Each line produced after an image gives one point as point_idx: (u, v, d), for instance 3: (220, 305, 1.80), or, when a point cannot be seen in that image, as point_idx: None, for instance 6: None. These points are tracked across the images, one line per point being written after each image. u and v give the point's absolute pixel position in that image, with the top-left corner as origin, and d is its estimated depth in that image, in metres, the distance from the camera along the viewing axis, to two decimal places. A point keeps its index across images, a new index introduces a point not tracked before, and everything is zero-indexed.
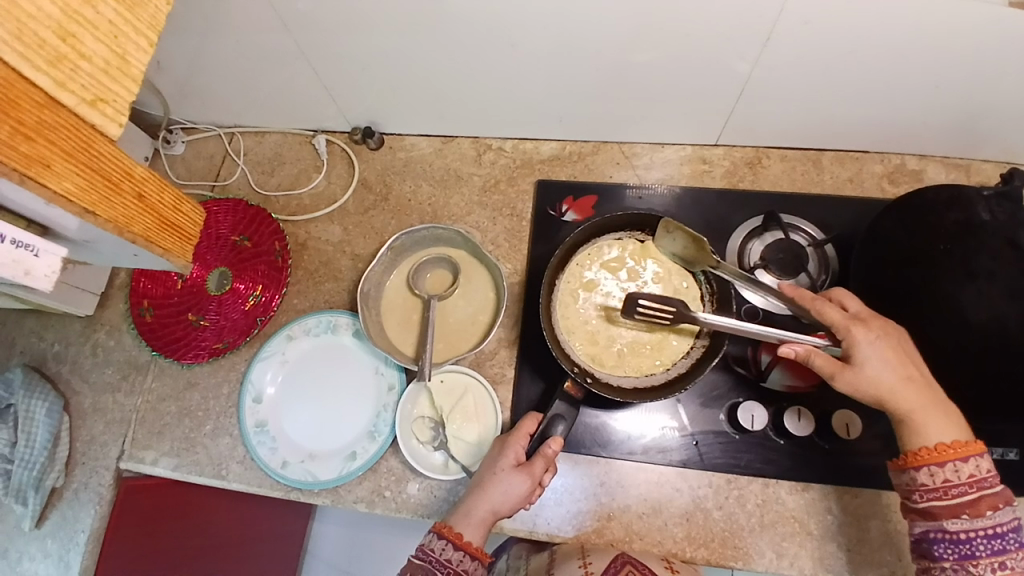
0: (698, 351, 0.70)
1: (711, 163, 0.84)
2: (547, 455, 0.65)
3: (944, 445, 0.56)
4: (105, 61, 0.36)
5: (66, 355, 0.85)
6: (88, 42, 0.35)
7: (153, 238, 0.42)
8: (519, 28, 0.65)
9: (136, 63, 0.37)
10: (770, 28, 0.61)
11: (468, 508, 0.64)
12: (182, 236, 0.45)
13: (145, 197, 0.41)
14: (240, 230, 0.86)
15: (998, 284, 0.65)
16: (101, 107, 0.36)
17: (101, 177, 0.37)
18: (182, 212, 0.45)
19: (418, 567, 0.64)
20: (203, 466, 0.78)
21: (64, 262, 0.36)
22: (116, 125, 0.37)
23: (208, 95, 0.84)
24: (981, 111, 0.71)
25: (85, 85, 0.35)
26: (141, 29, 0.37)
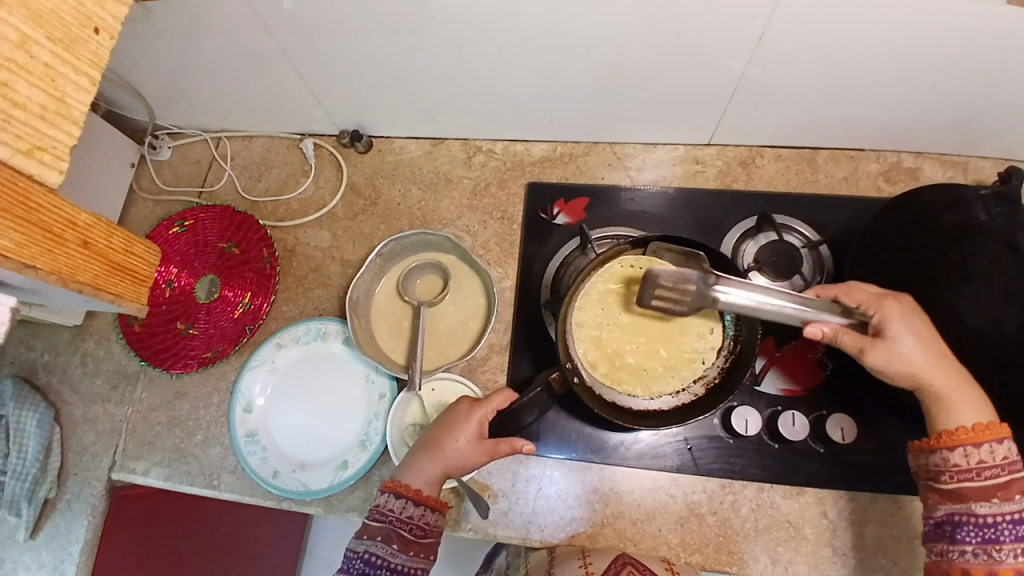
0: (686, 396, 0.68)
1: (705, 163, 0.83)
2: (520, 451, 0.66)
3: (976, 428, 0.55)
4: (41, 107, 0.36)
5: (56, 365, 0.84)
6: (20, 89, 0.35)
7: (102, 285, 0.46)
8: (505, 30, 0.64)
9: (75, 103, 0.38)
10: (763, 27, 0.60)
11: (425, 468, 0.64)
12: (133, 278, 0.50)
13: (91, 243, 0.44)
14: (228, 237, 0.85)
15: (995, 287, 0.65)
16: (38, 155, 0.37)
17: (41, 231, 0.39)
18: (134, 254, 0.49)
19: (376, 527, 0.62)
20: (195, 476, 0.77)
21: (12, 312, 0.41)
22: (54, 172, 0.38)
23: (192, 99, 0.82)
24: (979, 108, 0.69)
25: (18, 133, 0.35)
26: (81, 68, 0.38)
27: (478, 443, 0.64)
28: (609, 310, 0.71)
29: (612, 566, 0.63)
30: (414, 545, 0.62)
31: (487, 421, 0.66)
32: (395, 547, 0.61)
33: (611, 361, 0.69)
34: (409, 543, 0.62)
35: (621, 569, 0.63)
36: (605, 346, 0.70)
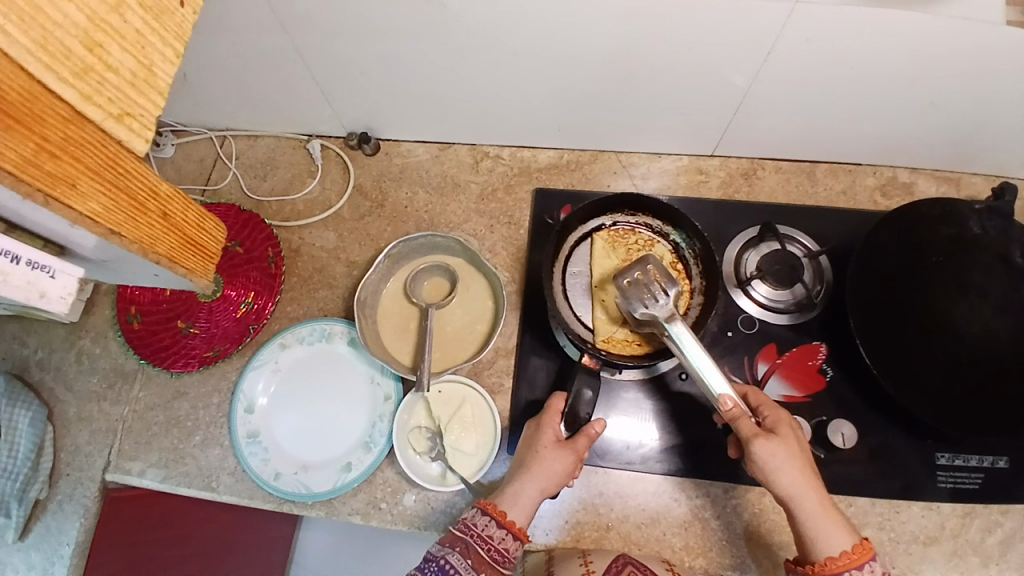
0: (695, 309, 0.71)
1: (708, 173, 0.85)
2: (591, 434, 0.65)
3: (846, 551, 0.56)
4: (132, 73, 0.32)
5: (50, 362, 0.82)
6: (114, 52, 0.31)
7: (175, 258, 0.40)
8: (521, 36, 0.65)
9: (162, 74, 0.34)
10: (773, 42, 0.62)
11: (519, 489, 0.62)
12: (202, 254, 0.44)
13: (168, 215, 0.39)
14: (231, 236, 0.84)
15: (988, 300, 0.68)
16: (127, 122, 0.32)
17: (126, 197, 0.34)
18: (203, 229, 0.43)
19: (457, 539, 0.60)
20: (192, 478, 0.76)
21: (79, 283, 0.34)
22: (142, 140, 0.34)
23: (201, 94, 0.82)
24: (974, 123, 0.72)
25: (111, 98, 0.31)
26: (167, 38, 0.33)
27: (556, 445, 0.65)
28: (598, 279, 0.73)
29: (612, 565, 0.63)
30: (488, 566, 0.59)
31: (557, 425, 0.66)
32: (470, 563, 0.58)
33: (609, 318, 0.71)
34: (483, 563, 0.58)
35: (621, 569, 0.63)
36: (616, 311, 0.72)
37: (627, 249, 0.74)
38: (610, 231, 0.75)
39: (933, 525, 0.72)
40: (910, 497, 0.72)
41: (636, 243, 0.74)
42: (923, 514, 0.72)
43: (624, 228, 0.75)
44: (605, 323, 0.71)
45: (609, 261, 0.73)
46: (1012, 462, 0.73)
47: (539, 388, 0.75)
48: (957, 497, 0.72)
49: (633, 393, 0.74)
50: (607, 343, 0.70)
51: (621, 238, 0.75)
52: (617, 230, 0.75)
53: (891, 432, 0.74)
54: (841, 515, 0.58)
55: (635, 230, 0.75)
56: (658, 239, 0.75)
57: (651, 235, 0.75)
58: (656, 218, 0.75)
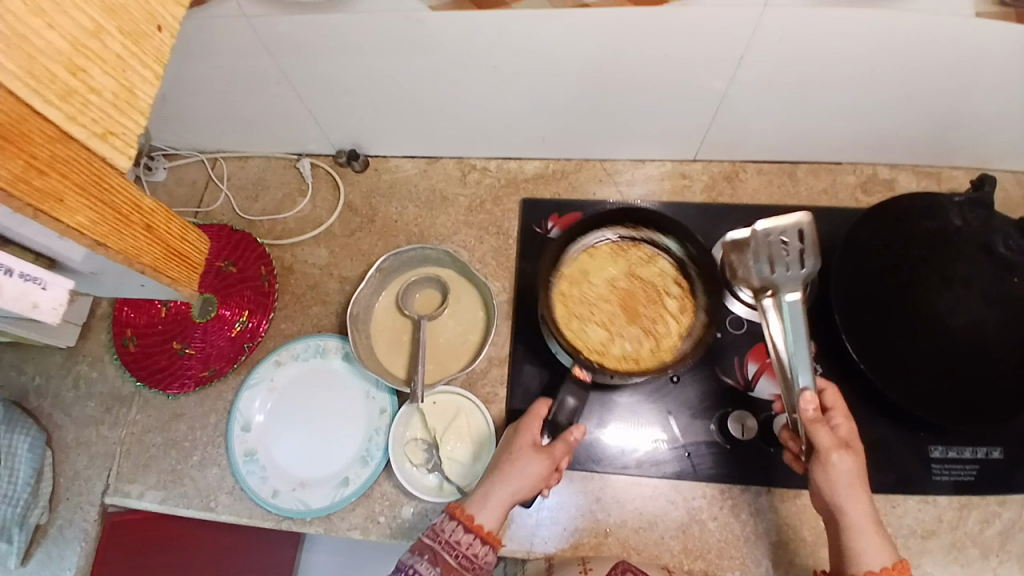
0: (696, 326, 0.70)
1: (691, 177, 0.86)
2: (570, 442, 0.65)
3: (884, 567, 0.56)
4: (114, 95, 0.32)
5: (47, 388, 0.83)
6: (96, 76, 0.31)
7: (160, 269, 0.38)
8: (503, 50, 0.67)
9: (143, 95, 0.34)
10: (746, 45, 0.63)
11: (489, 493, 0.62)
12: (187, 265, 0.41)
13: (154, 228, 0.37)
14: (225, 256, 0.85)
15: (974, 290, 0.70)
16: (110, 140, 0.33)
17: (110, 210, 0.33)
18: (188, 241, 0.40)
19: (427, 547, 0.60)
20: (191, 498, 0.76)
21: (71, 295, 0.34)
22: (125, 157, 0.33)
23: (190, 118, 0.83)
24: (949, 117, 0.74)
25: (95, 117, 0.32)
26: (147, 62, 0.34)
27: (533, 450, 0.64)
28: (596, 290, 0.73)
29: (612, 572, 0.64)
30: (457, 573, 0.59)
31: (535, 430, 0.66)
32: (440, 570, 0.59)
33: (605, 333, 0.71)
34: (452, 569, 0.59)
35: (622, 575, 0.64)
36: (611, 324, 0.71)
37: (628, 263, 0.74)
38: (613, 245, 0.75)
39: (930, 517, 0.72)
40: (906, 490, 0.73)
41: (636, 258, 0.75)
42: (919, 507, 0.73)
43: (626, 242, 0.75)
44: (597, 335, 0.71)
45: (610, 274, 0.74)
46: (1007, 453, 0.74)
47: (533, 395, 0.76)
48: (952, 489, 0.73)
49: (626, 398, 0.75)
50: (601, 354, 0.69)
51: (621, 251, 0.75)
52: (620, 243, 0.75)
53: (884, 427, 0.74)
54: (885, 536, 0.59)
55: (635, 245, 0.75)
56: (658, 253, 0.75)
57: (653, 251, 0.75)
58: (659, 234, 0.74)
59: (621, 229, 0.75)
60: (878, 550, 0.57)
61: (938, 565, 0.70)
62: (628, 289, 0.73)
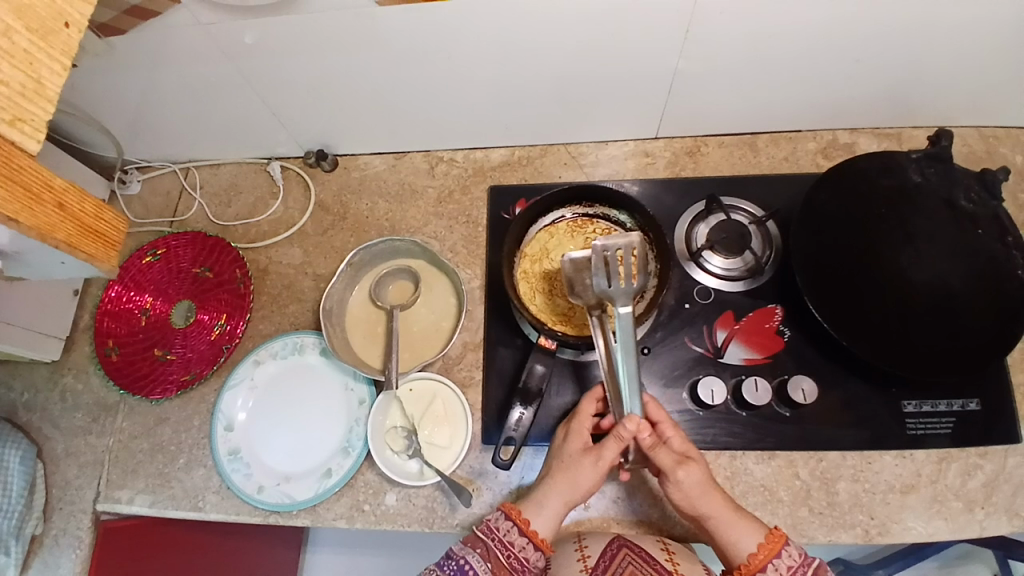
0: (651, 291, 0.71)
1: (654, 155, 0.87)
2: (624, 437, 0.62)
3: (759, 545, 0.61)
4: (21, 86, 0.34)
5: (35, 403, 0.84)
6: (1, 67, 0.33)
7: (75, 245, 0.38)
8: (460, 42, 0.68)
9: (53, 85, 0.36)
10: (690, 18, 0.64)
11: (544, 499, 0.65)
12: (106, 243, 0.41)
13: (67, 206, 0.38)
14: (201, 261, 0.86)
15: (936, 245, 0.71)
16: (20, 126, 0.34)
17: (20, 188, 0.34)
18: (105, 219, 0.40)
19: (478, 541, 0.63)
20: (180, 499, 0.77)
21: None
22: (35, 141, 0.35)
23: (160, 130, 0.85)
24: (902, 77, 0.75)
25: (1, 104, 0.33)
26: (54, 55, 0.36)
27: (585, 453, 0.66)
28: (556, 266, 0.74)
29: (608, 549, 0.66)
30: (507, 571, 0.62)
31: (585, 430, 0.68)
32: (489, 566, 0.62)
33: (565, 306, 0.72)
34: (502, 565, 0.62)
35: (618, 550, 0.66)
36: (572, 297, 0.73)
37: (585, 238, 0.75)
38: (570, 222, 0.76)
39: (907, 472, 0.73)
40: (882, 446, 0.74)
41: (593, 232, 0.75)
42: (896, 462, 0.73)
43: (583, 218, 0.76)
44: (559, 307, 0.72)
45: (568, 249, 0.74)
46: (983, 403, 0.75)
47: (508, 373, 0.77)
48: (929, 443, 0.74)
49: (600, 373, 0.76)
50: (564, 326, 0.71)
51: (579, 228, 0.76)
52: (576, 220, 0.76)
53: (856, 386, 0.75)
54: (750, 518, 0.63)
55: (593, 220, 0.76)
56: (614, 226, 0.75)
57: (608, 225, 0.75)
58: (615, 208, 0.75)
59: (576, 206, 0.76)
60: (749, 533, 0.61)
61: (919, 519, 0.71)
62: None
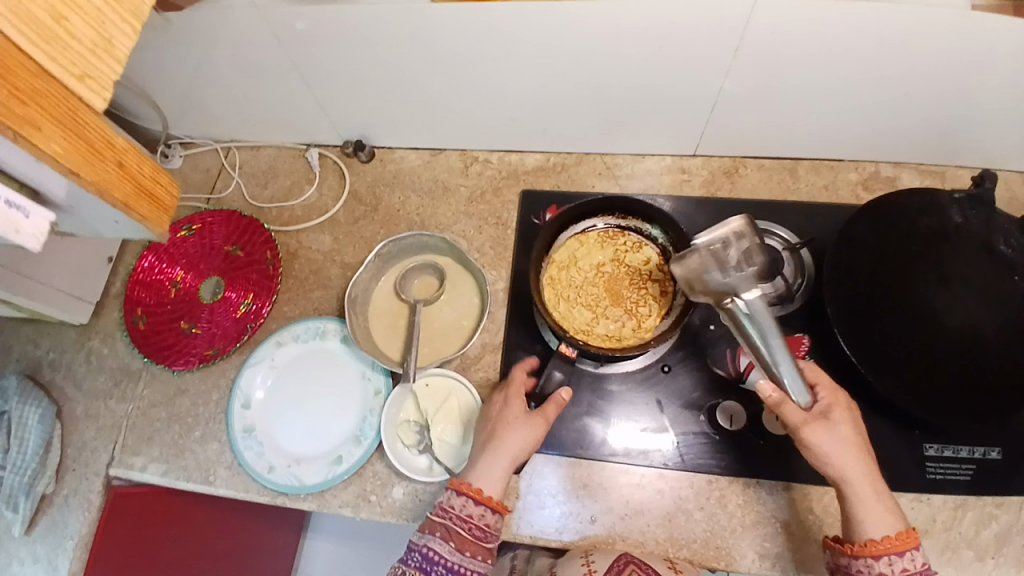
0: (677, 308, 0.71)
1: (691, 172, 0.87)
2: (560, 400, 0.66)
3: (889, 536, 0.57)
4: (92, 43, 0.32)
5: (61, 362, 0.86)
6: (75, 24, 0.32)
7: (132, 205, 0.37)
8: (507, 46, 0.69)
9: (123, 47, 0.34)
10: (740, 37, 0.64)
11: (489, 463, 0.62)
12: (157, 204, 0.39)
13: (127, 167, 0.37)
14: (233, 240, 0.88)
15: (971, 289, 0.69)
16: (88, 83, 0.33)
17: (84, 143, 0.33)
18: (161, 184, 0.39)
19: (438, 524, 0.61)
20: (191, 471, 0.78)
21: (52, 226, 0.34)
22: (101, 99, 0.34)
23: (207, 108, 0.87)
24: (952, 113, 0.73)
25: (72, 59, 0.32)
26: (124, 15, 0.34)
27: (527, 417, 0.65)
28: (584, 275, 0.74)
29: (614, 565, 0.72)
30: (471, 545, 0.60)
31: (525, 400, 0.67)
32: (453, 545, 0.60)
33: (588, 316, 0.72)
34: (466, 542, 0.60)
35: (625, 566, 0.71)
36: (596, 307, 0.72)
37: (615, 250, 0.75)
38: (601, 233, 0.75)
39: (924, 517, 0.71)
40: (899, 488, 0.71)
41: (623, 245, 0.75)
42: (912, 506, 0.71)
43: (614, 230, 0.75)
44: (582, 316, 0.72)
45: (597, 259, 0.74)
46: (1005, 454, 0.72)
47: None
48: (947, 489, 0.71)
49: (617, 386, 0.75)
50: (586, 335, 0.71)
51: (609, 239, 0.75)
52: (607, 231, 0.76)
53: (877, 426, 0.73)
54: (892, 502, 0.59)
55: (624, 232, 0.75)
56: (646, 240, 0.75)
57: (639, 238, 0.75)
58: (646, 221, 0.74)
59: (609, 216, 0.75)
60: (881, 518, 0.58)
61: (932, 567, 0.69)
62: (615, 274, 0.74)
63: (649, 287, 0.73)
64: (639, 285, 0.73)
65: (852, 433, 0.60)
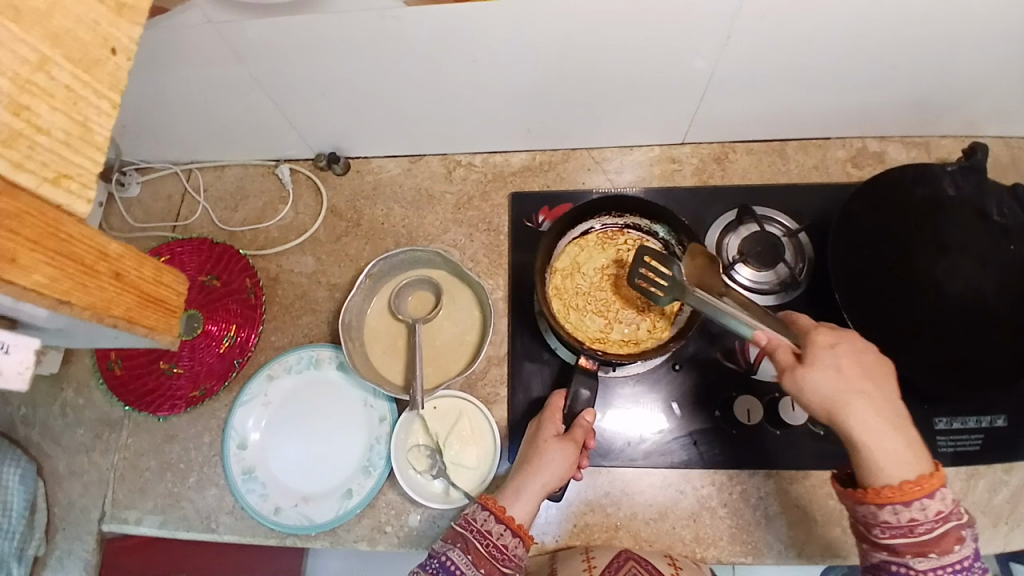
0: (689, 303, 0.70)
1: (681, 161, 0.85)
2: (585, 425, 0.64)
3: (903, 482, 0.51)
4: (66, 133, 0.30)
5: (35, 418, 0.80)
6: (43, 114, 0.29)
7: (135, 318, 0.35)
8: (489, 45, 0.65)
9: (100, 129, 0.31)
10: (731, 24, 0.61)
11: (520, 484, 0.62)
12: (163, 309, 0.38)
13: (124, 275, 0.34)
14: (207, 270, 0.82)
15: (969, 256, 0.70)
16: (65, 184, 0.30)
17: (73, 263, 0.30)
18: (164, 284, 0.38)
19: (458, 535, 0.60)
20: (192, 521, 0.74)
21: (38, 355, 0.31)
22: (84, 202, 0.30)
23: (162, 131, 0.80)
24: (937, 87, 0.73)
25: (45, 161, 0.29)
26: (102, 90, 0.31)
27: (558, 438, 0.64)
28: (589, 281, 0.71)
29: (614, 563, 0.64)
30: (488, 563, 0.58)
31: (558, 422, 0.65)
32: (471, 558, 0.58)
33: (601, 322, 0.70)
34: (483, 558, 0.58)
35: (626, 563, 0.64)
36: (607, 313, 0.70)
37: (617, 250, 0.73)
38: (599, 234, 0.73)
39: None
40: None
41: (624, 244, 0.73)
42: None
43: (612, 230, 0.73)
44: (595, 324, 0.70)
45: (599, 263, 0.72)
46: (1010, 420, 0.73)
47: (535, 390, 0.75)
48: (956, 459, 0.73)
49: (629, 388, 0.74)
50: (603, 343, 0.69)
51: (609, 240, 0.73)
52: (606, 232, 0.73)
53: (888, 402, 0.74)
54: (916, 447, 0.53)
55: (623, 231, 0.73)
56: (646, 237, 0.72)
57: (639, 235, 0.73)
58: (644, 217, 0.72)
59: (605, 216, 0.73)
60: (894, 464, 0.51)
61: None
62: (620, 275, 0.72)
63: None
64: None
65: (859, 372, 0.53)
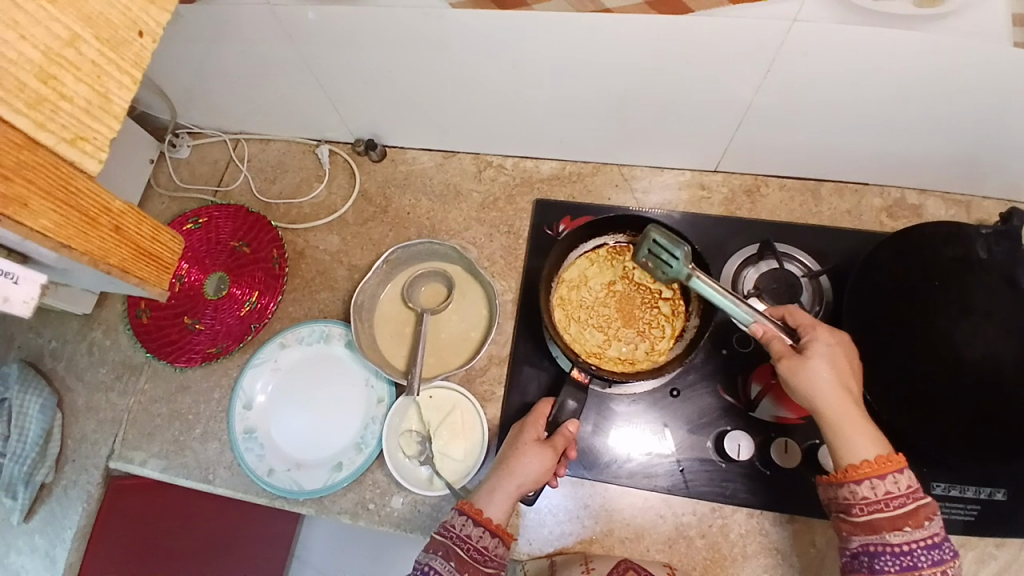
0: (690, 330, 0.70)
1: (710, 189, 0.85)
2: (568, 434, 0.65)
3: (878, 459, 0.54)
4: (86, 101, 0.34)
5: (63, 352, 0.86)
6: (68, 83, 0.33)
7: (129, 269, 0.40)
8: (529, 51, 0.66)
9: (118, 100, 0.36)
10: (772, 58, 0.61)
11: (495, 485, 0.63)
12: (159, 265, 0.44)
13: (123, 229, 0.40)
14: (240, 236, 0.87)
15: (993, 321, 0.66)
16: (81, 145, 0.35)
17: (78, 214, 0.36)
18: (160, 242, 0.43)
19: (440, 545, 0.59)
20: (191, 469, 0.78)
21: (43, 289, 0.37)
22: (95, 161, 0.36)
23: (215, 100, 0.85)
24: (983, 146, 0.71)
25: (64, 124, 0.34)
26: (124, 67, 0.36)
27: (538, 444, 0.65)
28: (594, 295, 0.72)
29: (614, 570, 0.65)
30: (472, 568, 0.58)
31: (539, 427, 0.66)
32: (454, 566, 0.58)
33: (600, 337, 0.71)
34: (467, 564, 0.58)
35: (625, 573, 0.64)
36: (607, 329, 0.71)
37: (625, 267, 0.73)
38: (610, 249, 0.73)
39: None
40: None
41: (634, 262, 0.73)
42: None
43: (624, 245, 0.73)
44: (594, 338, 0.71)
45: (607, 278, 0.73)
46: (1010, 494, 0.70)
47: (530, 395, 0.76)
48: (950, 529, 0.70)
49: (624, 407, 0.74)
50: (599, 358, 0.69)
51: (619, 256, 0.73)
52: (617, 248, 0.74)
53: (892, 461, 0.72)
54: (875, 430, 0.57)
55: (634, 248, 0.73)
56: None
57: None
58: None
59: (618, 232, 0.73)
60: (869, 442, 0.55)
61: None
62: (625, 293, 0.72)
63: (660, 305, 0.71)
64: (651, 304, 0.72)
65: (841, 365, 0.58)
